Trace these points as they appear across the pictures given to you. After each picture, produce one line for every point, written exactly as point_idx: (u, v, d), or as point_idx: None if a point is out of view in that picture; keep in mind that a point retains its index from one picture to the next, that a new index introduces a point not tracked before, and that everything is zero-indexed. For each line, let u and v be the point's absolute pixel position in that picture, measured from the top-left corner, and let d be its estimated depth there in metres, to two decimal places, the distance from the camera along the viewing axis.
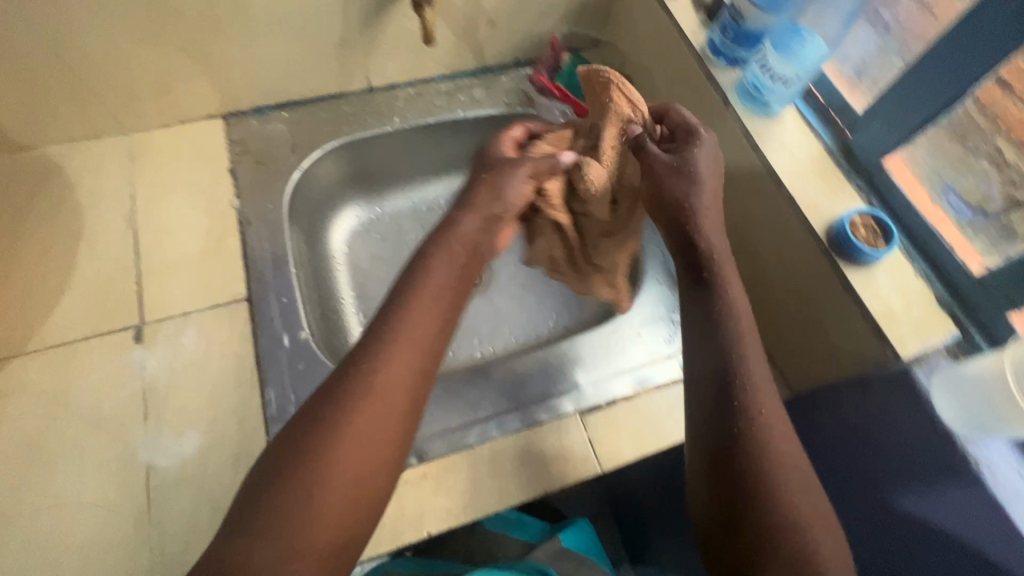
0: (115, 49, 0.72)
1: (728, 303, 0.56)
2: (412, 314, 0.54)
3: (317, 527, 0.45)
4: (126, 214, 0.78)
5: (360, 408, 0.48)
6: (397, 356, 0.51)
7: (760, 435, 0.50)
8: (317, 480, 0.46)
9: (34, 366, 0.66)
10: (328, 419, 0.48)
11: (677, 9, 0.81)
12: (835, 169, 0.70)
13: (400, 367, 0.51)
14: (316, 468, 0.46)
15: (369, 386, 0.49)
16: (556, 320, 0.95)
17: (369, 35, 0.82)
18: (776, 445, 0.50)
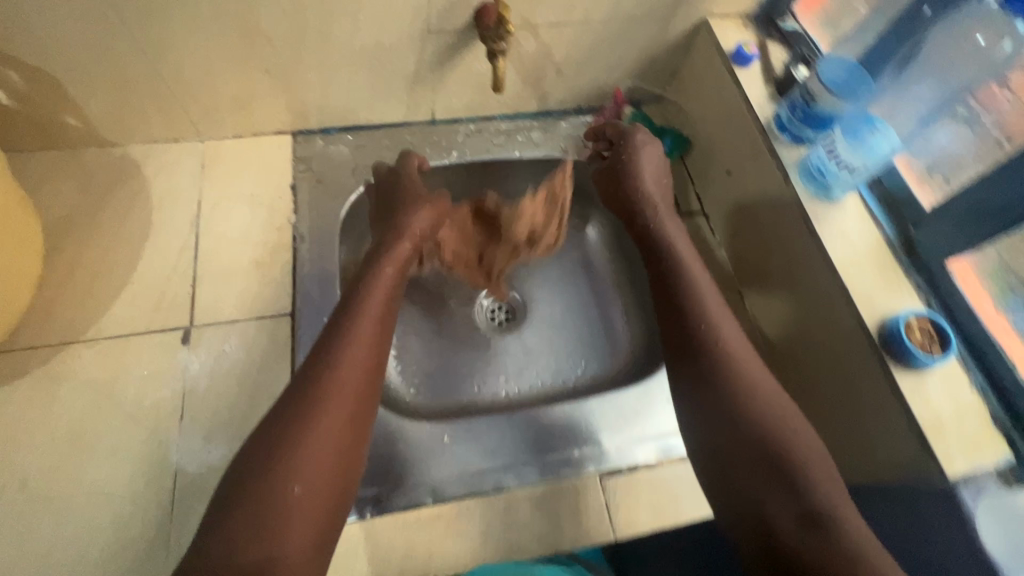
0: (204, 67, 0.76)
1: (731, 365, 0.66)
2: (354, 330, 0.66)
3: (289, 528, 0.52)
4: (192, 218, 0.82)
5: (312, 419, 0.58)
6: (343, 371, 0.62)
7: (760, 413, 0.63)
8: (279, 486, 0.54)
9: (90, 356, 0.70)
10: (301, 418, 0.58)
11: (747, 79, 0.81)
12: (894, 263, 0.68)
13: (349, 376, 0.62)
14: (278, 474, 0.54)
15: (318, 396, 0.60)
16: (584, 369, 0.94)
17: (441, 73, 0.85)
18: (770, 420, 0.62)
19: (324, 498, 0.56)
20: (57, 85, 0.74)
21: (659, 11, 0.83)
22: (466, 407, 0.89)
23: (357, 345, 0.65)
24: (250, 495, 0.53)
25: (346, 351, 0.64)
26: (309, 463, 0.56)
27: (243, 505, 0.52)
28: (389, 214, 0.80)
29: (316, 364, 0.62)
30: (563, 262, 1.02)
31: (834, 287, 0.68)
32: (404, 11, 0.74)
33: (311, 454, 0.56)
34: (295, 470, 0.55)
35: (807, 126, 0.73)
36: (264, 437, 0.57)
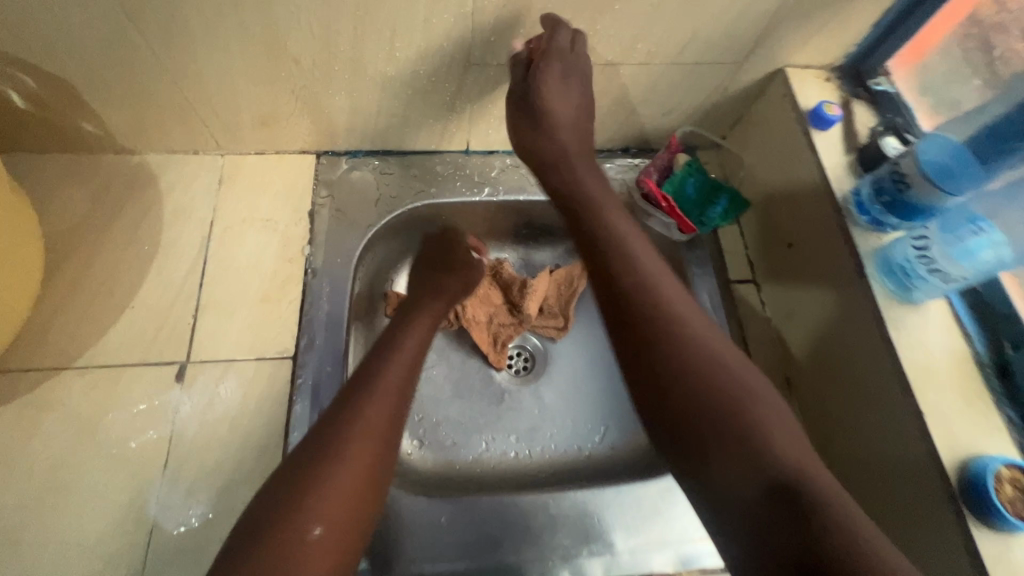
0: (227, 84, 0.70)
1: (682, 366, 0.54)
2: (386, 369, 0.63)
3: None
4: (202, 241, 0.77)
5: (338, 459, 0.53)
6: (371, 407, 0.58)
7: (677, 351, 0.55)
8: (298, 529, 0.48)
9: (80, 385, 0.67)
10: (328, 454, 0.54)
11: (824, 143, 0.71)
12: (984, 388, 0.58)
13: (377, 413, 0.58)
14: (297, 515, 0.49)
15: (344, 432, 0.55)
16: (602, 436, 0.86)
17: (480, 104, 0.78)
18: (689, 361, 0.54)
19: (343, 546, 0.50)
20: (72, 93, 0.69)
21: (732, 57, 0.73)
22: (470, 466, 0.82)
23: (388, 384, 0.61)
24: (265, 538, 0.47)
25: (377, 389, 0.60)
26: (331, 502, 0.51)
27: (256, 549, 0.47)
28: (423, 277, 0.80)
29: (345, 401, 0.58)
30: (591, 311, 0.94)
31: (907, 407, 0.57)
32: (446, 42, 0.66)
33: (333, 494, 0.51)
34: (315, 510, 0.50)
35: (891, 212, 0.63)
36: (283, 477, 0.52)
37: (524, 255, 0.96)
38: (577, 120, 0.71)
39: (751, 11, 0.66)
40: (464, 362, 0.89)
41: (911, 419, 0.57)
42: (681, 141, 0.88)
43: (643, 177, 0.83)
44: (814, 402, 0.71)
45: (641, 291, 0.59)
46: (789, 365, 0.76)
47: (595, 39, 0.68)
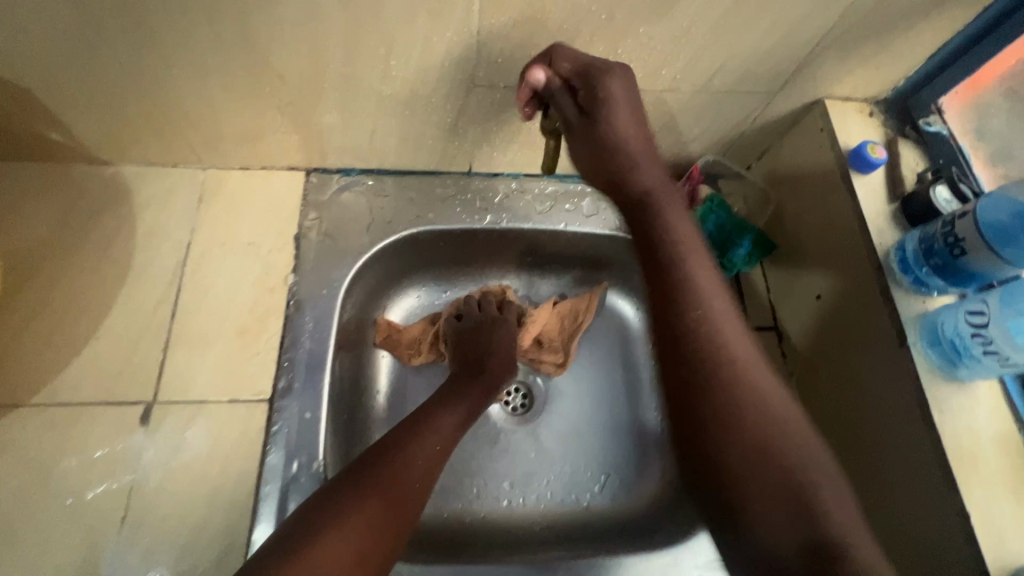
0: (206, 98, 0.64)
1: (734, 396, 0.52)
2: (435, 418, 0.63)
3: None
4: (177, 265, 0.71)
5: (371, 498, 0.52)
6: (416, 453, 0.58)
7: (741, 403, 0.52)
8: (309, 562, 0.46)
9: (35, 425, 0.61)
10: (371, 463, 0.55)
11: (865, 189, 0.64)
12: None
13: (419, 460, 0.57)
14: (318, 546, 0.47)
15: (382, 473, 0.54)
16: (602, 486, 0.79)
17: (485, 127, 0.71)
18: (739, 398, 0.52)
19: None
20: (34, 103, 0.62)
21: (767, 85, 0.66)
22: (459, 516, 0.75)
23: (436, 434, 0.61)
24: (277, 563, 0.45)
25: (428, 437, 0.60)
26: (363, 504, 0.51)
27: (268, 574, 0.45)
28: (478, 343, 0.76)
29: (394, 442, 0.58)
30: (595, 345, 0.86)
31: (951, 505, 0.52)
32: (448, 61, 0.59)
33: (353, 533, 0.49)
34: (336, 543, 0.48)
35: (938, 275, 0.57)
36: (315, 503, 0.52)
37: (528, 283, 0.88)
38: (647, 137, 0.60)
39: (792, 38, 0.59)
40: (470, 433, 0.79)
41: (954, 519, 0.52)
42: (702, 170, 0.80)
43: None
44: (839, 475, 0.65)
45: (697, 326, 0.55)
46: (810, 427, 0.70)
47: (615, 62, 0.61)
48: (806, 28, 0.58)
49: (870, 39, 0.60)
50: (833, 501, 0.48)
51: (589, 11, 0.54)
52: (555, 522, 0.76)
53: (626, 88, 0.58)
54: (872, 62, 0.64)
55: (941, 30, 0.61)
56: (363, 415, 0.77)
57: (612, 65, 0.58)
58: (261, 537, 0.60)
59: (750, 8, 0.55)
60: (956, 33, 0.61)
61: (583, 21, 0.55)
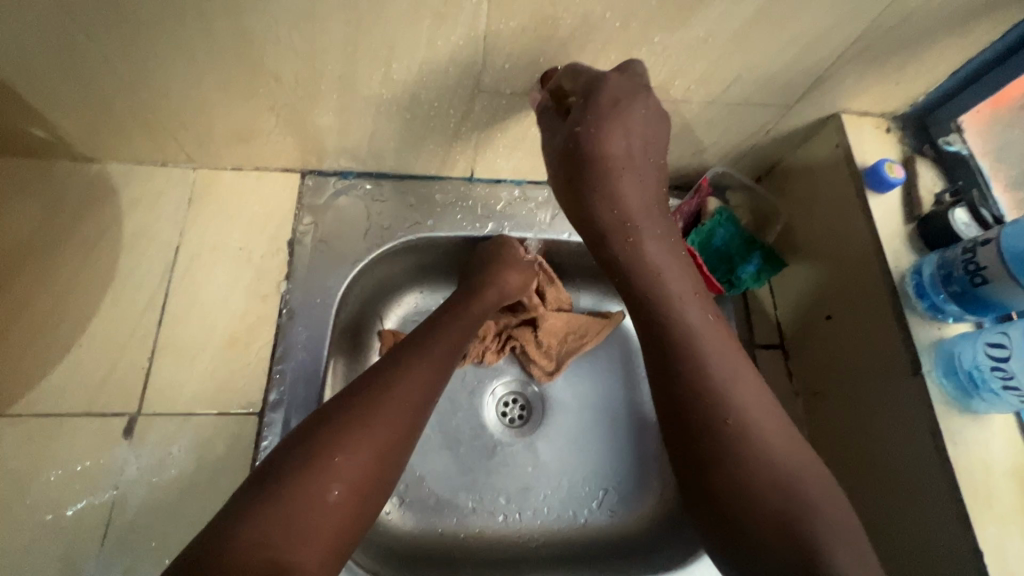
0: (196, 96, 0.60)
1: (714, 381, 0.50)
2: (430, 343, 0.59)
3: (316, 538, 0.44)
4: (165, 269, 0.68)
5: (371, 424, 0.50)
6: (412, 377, 0.55)
7: (730, 404, 0.49)
8: (318, 484, 0.45)
9: (13, 436, 0.59)
10: (370, 390, 0.52)
11: (881, 210, 0.63)
12: None
13: (414, 383, 0.54)
14: (325, 467, 0.47)
15: (377, 397, 0.52)
16: (601, 502, 0.77)
17: (490, 133, 0.68)
18: (718, 382, 0.50)
19: (354, 516, 0.47)
20: (13, 97, 0.59)
21: (783, 97, 0.64)
22: (453, 532, 0.73)
23: (431, 358, 0.58)
24: (286, 483, 0.45)
25: (422, 360, 0.57)
26: (360, 437, 0.49)
27: (279, 498, 0.44)
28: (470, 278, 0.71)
29: (388, 367, 0.55)
30: (597, 355, 0.84)
31: (964, 542, 0.51)
32: (452, 65, 0.57)
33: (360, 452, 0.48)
34: (345, 459, 0.47)
35: (956, 302, 0.55)
36: (313, 428, 0.49)
37: None
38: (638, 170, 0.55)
39: (813, 51, 0.57)
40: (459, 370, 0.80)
41: (966, 556, 0.51)
42: (710, 181, 0.78)
43: None
44: None
45: (676, 331, 0.52)
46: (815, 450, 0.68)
47: None
48: (827, 40, 0.56)
49: (892, 54, 0.58)
50: (832, 506, 0.45)
51: (603, 19, 0.52)
52: (550, 538, 0.74)
53: (632, 106, 0.53)
54: (892, 77, 0.62)
55: (966, 47, 0.58)
56: None
57: (625, 79, 0.53)
58: None
59: (770, 20, 0.53)
60: (980, 51, 0.59)
61: (596, 29, 0.53)
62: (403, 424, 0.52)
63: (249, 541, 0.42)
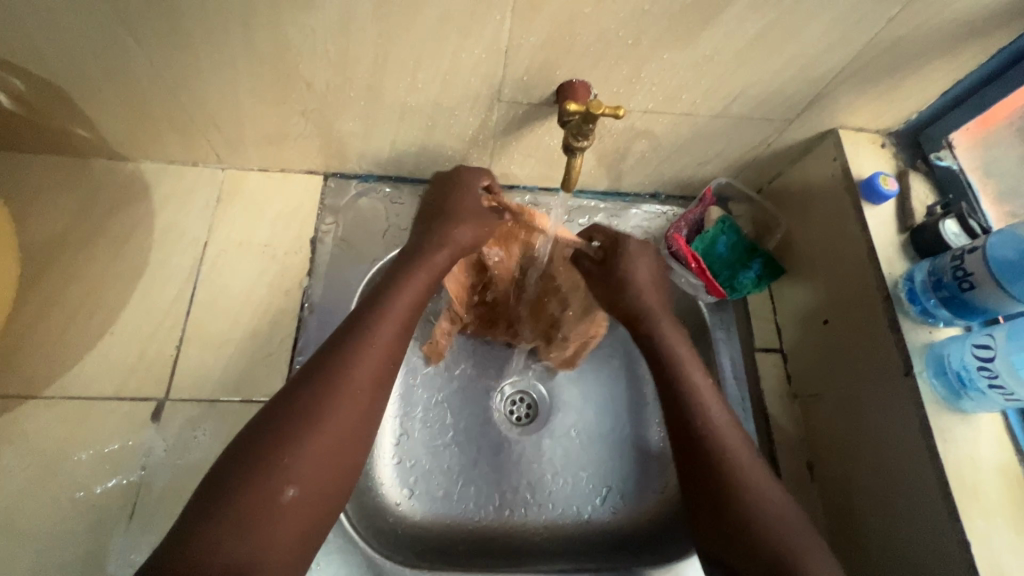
0: (231, 100, 0.64)
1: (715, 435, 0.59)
2: (373, 329, 0.56)
3: (275, 536, 0.45)
4: (193, 264, 0.71)
5: (321, 421, 0.50)
6: (358, 368, 0.54)
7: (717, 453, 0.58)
8: (269, 486, 0.46)
9: (46, 418, 0.62)
10: (314, 387, 0.52)
11: (876, 220, 0.66)
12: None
13: (361, 376, 0.53)
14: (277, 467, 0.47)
15: (324, 393, 0.51)
16: (604, 499, 0.79)
17: (505, 141, 0.72)
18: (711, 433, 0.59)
19: (314, 513, 0.48)
20: (63, 96, 0.63)
21: (783, 113, 0.67)
22: (459, 523, 0.75)
23: (376, 345, 0.55)
24: (238, 493, 0.45)
25: (368, 350, 0.55)
26: (316, 439, 0.49)
27: (230, 503, 0.45)
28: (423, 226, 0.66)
29: (333, 357, 0.54)
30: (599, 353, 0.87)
31: (952, 534, 0.54)
32: (473, 77, 0.60)
33: (314, 452, 0.49)
34: (299, 459, 0.48)
35: (945, 306, 0.59)
36: (262, 430, 0.49)
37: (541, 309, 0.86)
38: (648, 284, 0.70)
39: (812, 70, 0.61)
40: (465, 344, 0.84)
41: (955, 548, 0.54)
42: (714, 192, 0.83)
43: (674, 232, 0.77)
44: (841, 499, 0.67)
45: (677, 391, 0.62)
46: (814, 451, 0.71)
47: (637, 86, 0.62)
48: (825, 60, 0.60)
49: (886, 75, 0.62)
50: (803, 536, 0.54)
51: (617, 36, 0.56)
52: (547, 526, 0.76)
53: (641, 262, 0.70)
54: (887, 96, 0.66)
55: (956, 69, 0.62)
56: None
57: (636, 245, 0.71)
58: None
59: (771, 40, 0.57)
60: (968, 74, 0.63)
61: (609, 45, 0.57)
62: (353, 417, 0.52)
63: (216, 554, 0.43)
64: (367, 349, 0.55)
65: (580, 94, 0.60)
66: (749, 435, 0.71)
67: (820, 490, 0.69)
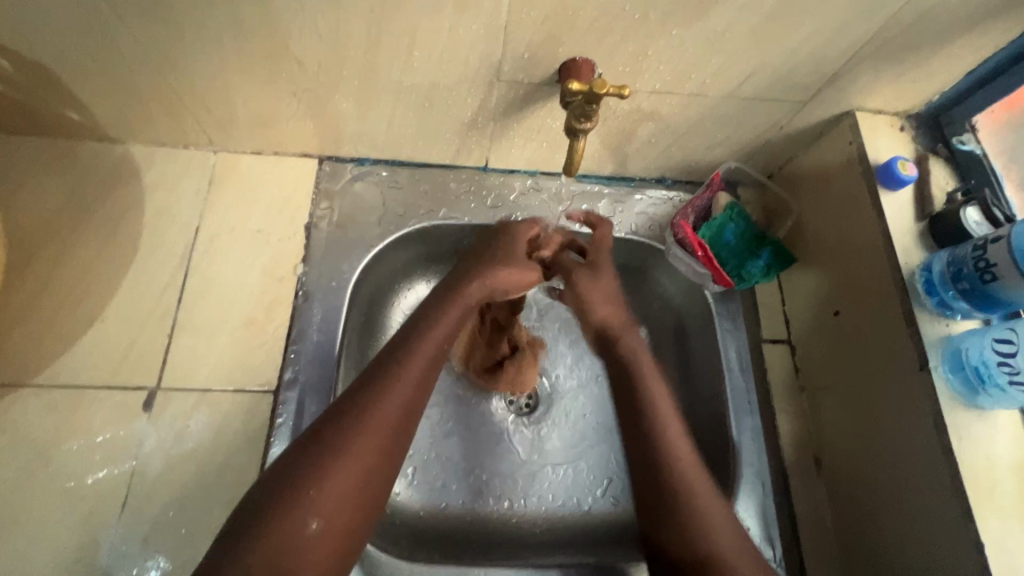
0: (221, 79, 0.62)
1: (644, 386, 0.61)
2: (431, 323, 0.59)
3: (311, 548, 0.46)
4: (184, 249, 0.70)
5: (368, 428, 0.51)
6: (369, 435, 0.51)
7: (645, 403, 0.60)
8: (303, 509, 0.46)
9: (37, 406, 0.60)
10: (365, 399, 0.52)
11: (893, 207, 0.63)
12: None
13: (368, 443, 0.50)
14: (292, 510, 0.46)
15: (336, 453, 0.49)
16: (604, 490, 0.77)
17: (506, 123, 0.69)
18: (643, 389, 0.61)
19: (344, 533, 0.48)
20: (48, 76, 0.60)
21: (797, 94, 0.64)
22: (459, 515, 0.74)
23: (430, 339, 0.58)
24: (278, 512, 0.46)
25: (379, 412, 0.52)
26: (355, 449, 0.50)
27: (279, 511, 0.46)
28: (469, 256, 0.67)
29: (344, 414, 0.51)
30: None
31: (965, 535, 0.52)
32: (471, 55, 0.58)
33: (329, 503, 0.47)
34: (313, 505, 0.47)
35: (965, 299, 0.56)
36: (266, 490, 0.47)
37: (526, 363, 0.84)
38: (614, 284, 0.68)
39: (829, 47, 0.57)
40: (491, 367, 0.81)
41: (964, 548, 0.52)
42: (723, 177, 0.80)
43: (681, 219, 0.75)
44: (849, 497, 0.65)
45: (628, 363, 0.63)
46: (820, 444, 0.69)
47: (644, 64, 0.59)
48: (845, 37, 0.56)
49: (908, 53, 0.59)
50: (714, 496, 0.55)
51: (622, 11, 0.53)
52: (547, 518, 0.75)
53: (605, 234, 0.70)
54: (908, 76, 0.62)
55: (983, 47, 0.59)
56: None
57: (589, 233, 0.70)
58: None
59: (786, 17, 0.53)
60: (995, 52, 0.60)
61: (614, 20, 0.54)
62: (400, 420, 0.53)
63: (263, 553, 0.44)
64: (378, 411, 0.52)
65: (583, 74, 0.57)
66: (755, 427, 0.70)
67: (827, 486, 0.68)
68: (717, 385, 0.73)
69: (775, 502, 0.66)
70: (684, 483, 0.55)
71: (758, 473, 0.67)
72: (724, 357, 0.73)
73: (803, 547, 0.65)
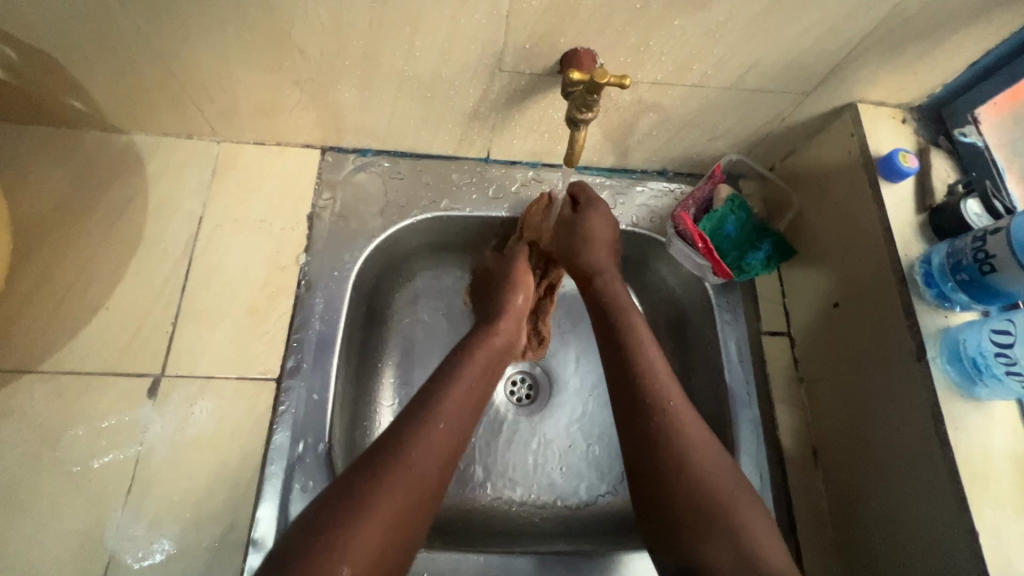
0: (224, 69, 0.62)
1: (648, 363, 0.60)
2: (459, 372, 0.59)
3: None
4: (188, 238, 0.70)
5: (399, 476, 0.49)
6: (399, 478, 0.49)
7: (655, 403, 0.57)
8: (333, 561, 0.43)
9: (43, 392, 0.61)
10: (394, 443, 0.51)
11: (893, 199, 0.63)
12: None
13: (397, 493, 0.48)
14: (326, 557, 0.43)
15: (361, 503, 0.46)
16: (603, 480, 0.78)
17: (508, 114, 0.69)
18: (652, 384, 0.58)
19: None
20: (53, 65, 0.61)
21: (799, 86, 0.64)
22: (457, 503, 0.74)
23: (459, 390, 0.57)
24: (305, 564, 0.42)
25: (409, 462, 0.50)
26: (386, 499, 0.47)
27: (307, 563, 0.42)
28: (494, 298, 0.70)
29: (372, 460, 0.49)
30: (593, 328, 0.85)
31: (958, 525, 0.53)
32: (473, 45, 0.58)
33: (360, 552, 0.44)
34: (341, 555, 0.43)
35: (963, 290, 0.57)
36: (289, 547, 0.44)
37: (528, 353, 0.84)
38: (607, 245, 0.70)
39: (831, 38, 0.57)
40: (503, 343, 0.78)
41: (960, 541, 0.53)
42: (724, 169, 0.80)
43: (681, 211, 0.75)
44: (846, 487, 0.65)
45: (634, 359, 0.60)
46: (818, 434, 0.70)
47: (645, 55, 0.59)
48: (847, 28, 0.56)
49: (911, 44, 0.59)
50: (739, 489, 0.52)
51: (623, 2, 0.53)
52: (545, 507, 0.76)
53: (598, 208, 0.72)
54: (911, 67, 0.62)
55: (985, 38, 0.59)
56: (370, 386, 0.76)
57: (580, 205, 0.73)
58: (265, 516, 0.60)
59: (787, 8, 0.53)
60: (997, 44, 0.60)
61: (615, 11, 0.54)
62: (429, 472, 0.51)
63: None
64: (410, 462, 0.50)
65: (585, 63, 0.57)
66: (753, 418, 0.70)
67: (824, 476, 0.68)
68: (716, 376, 0.73)
69: (772, 491, 0.67)
70: (704, 475, 0.52)
71: (756, 463, 0.68)
72: (724, 348, 0.73)
73: (799, 537, 0.66)
